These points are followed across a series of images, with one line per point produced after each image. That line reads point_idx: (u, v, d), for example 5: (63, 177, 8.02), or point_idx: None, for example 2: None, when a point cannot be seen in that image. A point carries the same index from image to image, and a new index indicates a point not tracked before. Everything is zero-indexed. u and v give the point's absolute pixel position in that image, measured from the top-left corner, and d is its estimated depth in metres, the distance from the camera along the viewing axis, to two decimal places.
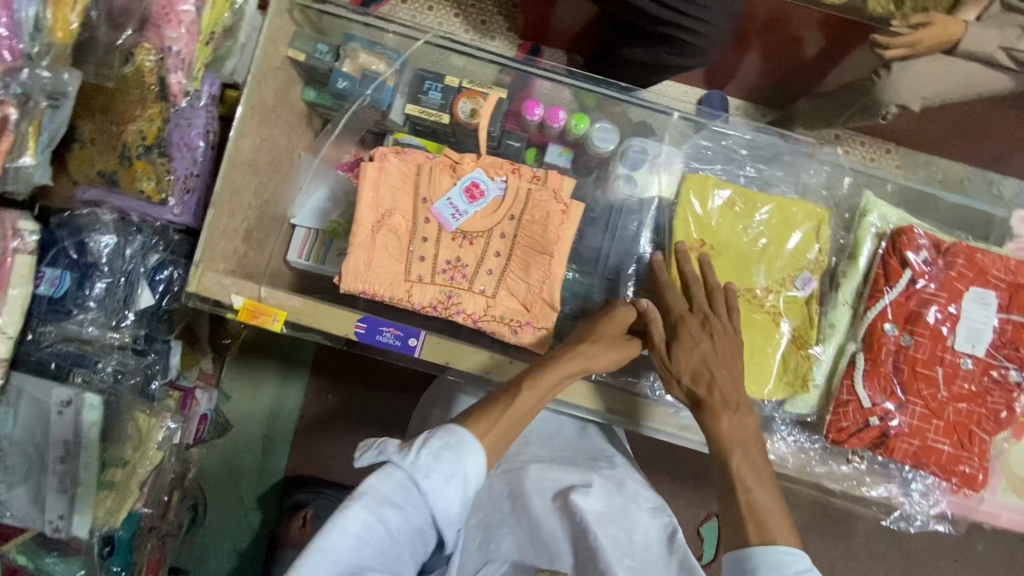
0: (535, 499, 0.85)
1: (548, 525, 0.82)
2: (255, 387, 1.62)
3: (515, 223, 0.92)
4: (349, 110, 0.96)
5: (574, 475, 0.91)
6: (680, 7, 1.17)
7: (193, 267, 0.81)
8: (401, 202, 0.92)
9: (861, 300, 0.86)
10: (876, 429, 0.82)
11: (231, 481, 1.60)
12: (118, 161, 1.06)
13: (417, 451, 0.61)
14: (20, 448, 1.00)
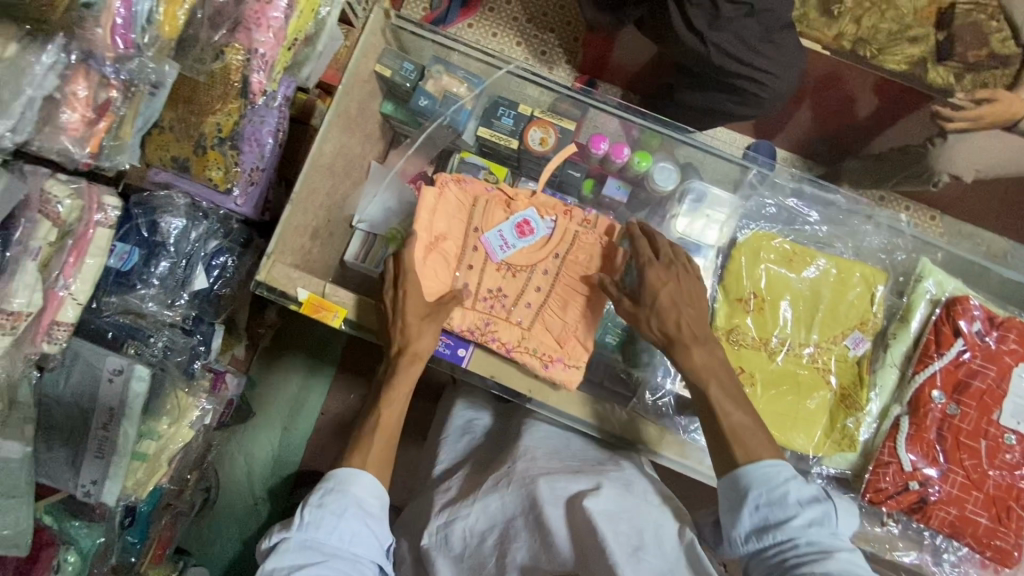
0: (546, 509, 0.82)
1: (560, 533, 0.79)
2: (281, 379, 1.65)
3: (559, 262, 0.95)
4: (427, 129, 1.01)
5: (582, 480, 0.86)
6: (750, 61, 1.21)
7: (265, 258, 0.85)
8: (454, 229, 0.96)
9: (910, 363, 0.86)
10: (916, 494, 0.82)
11: (246, 468, 1.62)
12: (192, 149, 1.12)
13: (300, 517, 0.73)
14: (66, 411, 1.03)
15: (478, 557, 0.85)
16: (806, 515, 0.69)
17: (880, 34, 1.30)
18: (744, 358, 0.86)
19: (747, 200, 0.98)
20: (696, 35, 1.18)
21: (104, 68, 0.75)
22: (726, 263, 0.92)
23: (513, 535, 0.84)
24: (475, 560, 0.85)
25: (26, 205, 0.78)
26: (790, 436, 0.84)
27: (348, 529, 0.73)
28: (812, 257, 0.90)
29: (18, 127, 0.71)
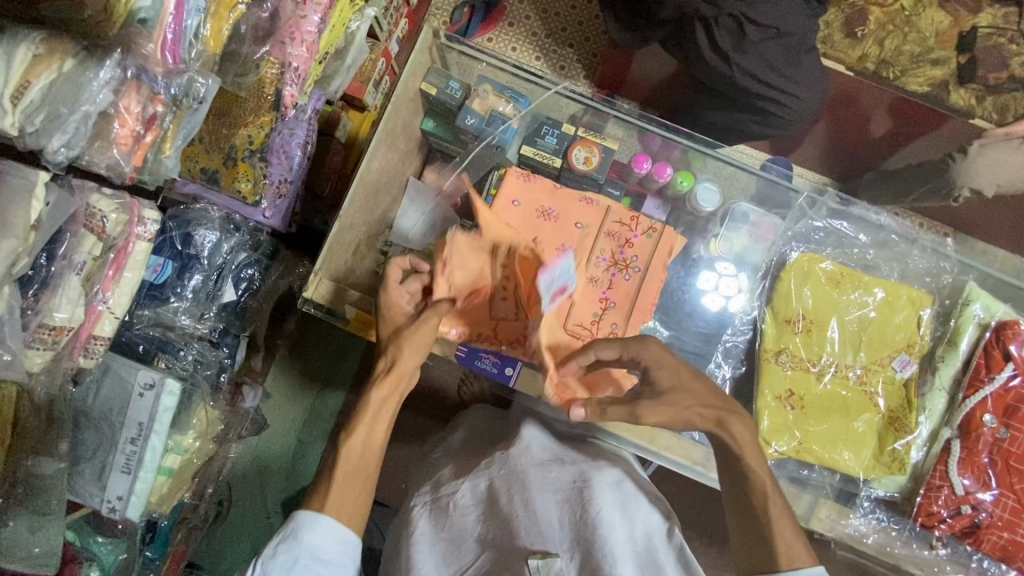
0: (537, 493, 0.78)
1: (550, 519, 0.76)
2: (296, 390, 1.59)
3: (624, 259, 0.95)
4: (476, 147, 1.02)
5: (574, 466, 0.82)
6: (776, 84, 1.22)
7: (313, 275, 0.89)
8: (520, 209, 0.96)
9: (960, 387, 0.87)
10: (967, 518, 0.83)
11: (259, 478, 1.56)
12: (222, 161, 1.10)
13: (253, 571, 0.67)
14: (94, 425, 1.01)
15: (459, 533, 0.79)
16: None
17: (903, 56, 1.37)
18: (793, 380, 0.88)
19: (793, 221, 0.97)
20: (722, 58, 1.19)
21: (154, 83, 0.74)
22: (773, 284, 0.93)
23: (496, 515, 0.78)
24: (453, 535, 0.79)
25: (73, 219, 0.78)
26: (834, 454, 0.86)
27: None
28: (860, 282, 0.90)
29: (72, 141, 0.71)
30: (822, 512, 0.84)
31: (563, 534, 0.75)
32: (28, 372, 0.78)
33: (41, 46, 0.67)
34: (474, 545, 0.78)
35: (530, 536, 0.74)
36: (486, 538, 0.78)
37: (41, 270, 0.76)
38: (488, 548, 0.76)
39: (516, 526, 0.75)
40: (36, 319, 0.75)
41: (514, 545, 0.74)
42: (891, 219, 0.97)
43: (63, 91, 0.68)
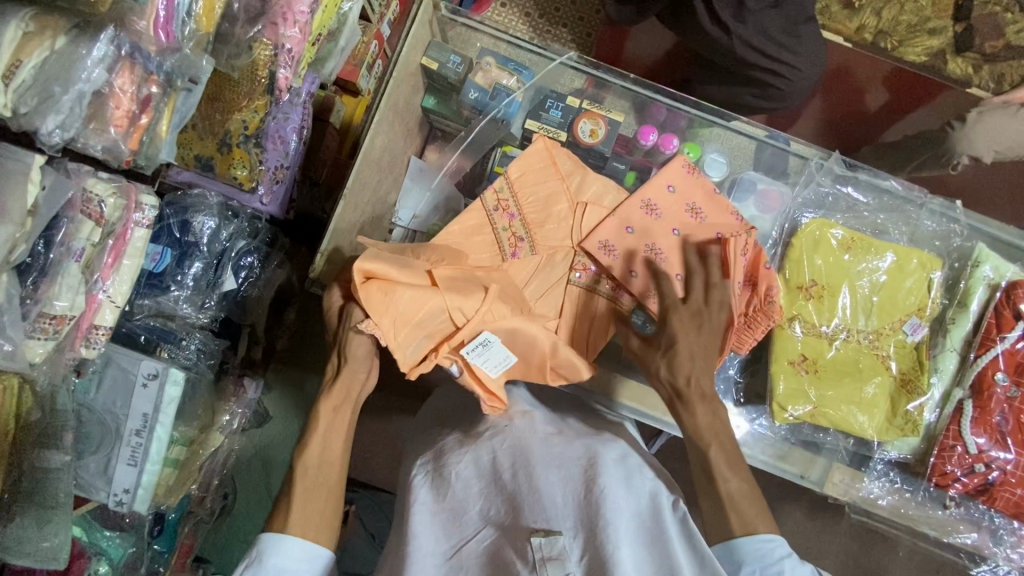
0: (541, 468, 0.74)
1: (553, 493, 0.71)
2: (299, 380, 1.56)
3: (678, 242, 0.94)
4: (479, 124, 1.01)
5: (581, 444, 0.79)
6: (777, 55, 1.21)
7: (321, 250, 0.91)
8: (571, 185, 0.97)
9: (971, 347, 0.88)
10: (981, 476, 0.85)
11: (263, 471, 1.53)
12: (216, 148, 1.06)
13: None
14: (99, 418, 1.00)
15: (460, 507, 0.75)
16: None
17: (900, 26, 1.37)
18: (806, 346, 0.88)
19: (804, 188, 0.97)
20: (723, 29, 1.17)
21: (149, 61, 0.72)
22: (785, 251, 0.93)
23: (500, 491, 0.75)
24: (454, 507, 0.76)
25: (71, 205, 0.76)
26: (849, 418, 0.86)
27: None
28: (872, 247, 0.91)
29: (66, 123, 0.69)
30: (836, 477, 0.87)
31: (567, 511, 0.70)
32: (30, 363, 0.76)
33: (31, 24, 0.65)
34: (475, 520, 0.74)
35: (534, 512, 0.69)
36: (488, 513, 0.74)
37: (39, 257, 0.74)
38: (490, 523, 0.72)
39: (518, 502, 0.71)
40: (36, 308, 0.74)
41: (516, 521, 0.70)
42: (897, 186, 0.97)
43: (55, 70, 0.66)
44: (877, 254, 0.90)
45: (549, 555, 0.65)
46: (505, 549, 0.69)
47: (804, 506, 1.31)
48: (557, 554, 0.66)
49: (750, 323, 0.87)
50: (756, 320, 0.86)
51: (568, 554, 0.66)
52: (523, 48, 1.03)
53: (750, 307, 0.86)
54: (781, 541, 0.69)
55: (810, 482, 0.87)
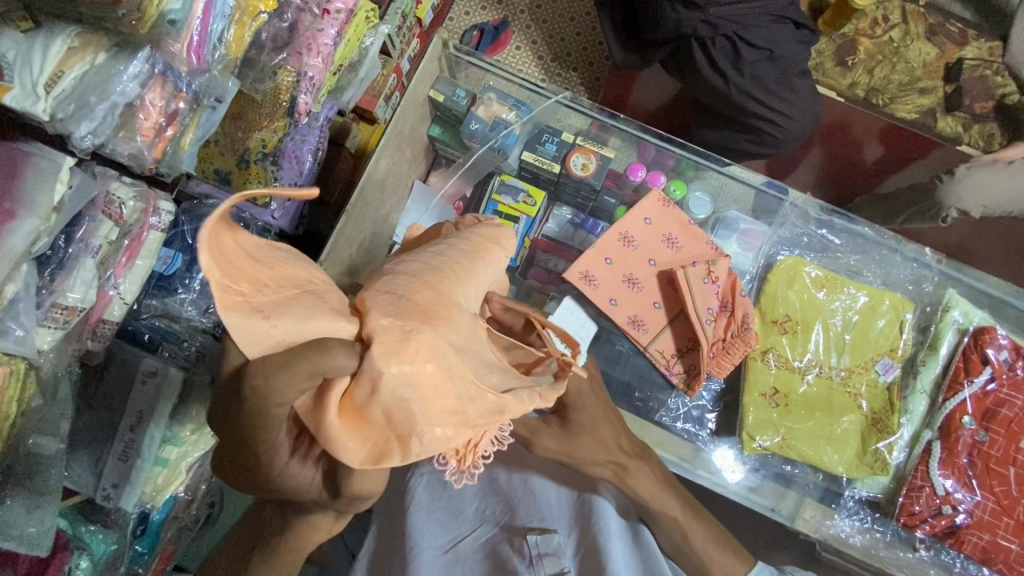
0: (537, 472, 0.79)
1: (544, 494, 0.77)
2: None
3: (653, 267, 0.97)
4: (476, 153, 1.09)
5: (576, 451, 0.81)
6: (768, 102, 1.27)
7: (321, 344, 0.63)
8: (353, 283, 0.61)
9: (940, 390, 0.89)
10: (948, 519, 0.84)
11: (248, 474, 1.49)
12: (235, 163, 1.13)
13: None
14: (98, 413, 1.05)
15: (456, 505, 0.79)
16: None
17: (891, 84, 1.43)
18: (778, 379, 0.90)
19: (781, 227, 1.01)
20: (722, 76, 1.25)
21: (179, 80, 0.80)
22: (761, 286, 0.96)
23: (495, 492, 0.79)
24: (451, 506, 0.78)
25: (92, 205, 0.83)
26: (819, 453, 0.87)
27: None
28: (848, 284, 0.94)
29: (98, 129, 0.75)
30: (807, 513, 0.88)
31: (561, 512, 0.76)
32: (39, 349, 0.80)
33: (76, 40, 0.72)
34: (472, 518, 0.78)
35: (528, 514, 0.75)
36: (484, 512, 0.78)
37: (59, 251, 0.80)
38: (487, 521, 0.77)
39: (514, 503, 0.77)
40: (49, 298, 0.79)
41: (512, 519, 0.76)
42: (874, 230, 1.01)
43: (94, 82, 0.73)
44: (857, 291, 0.93)
45: (544, 551, 0.71)
46: (504, 546, 0.73)
47: None
48: (552, 550, 0.71)
49: (728, 348, 0.91)
50: (734, 344, 0.91)
51: (563, 551, 0.72)
52: (525, 87, 1.09)
53: (728, 334, 0.91)
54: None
55: (780, 516, 0.88)
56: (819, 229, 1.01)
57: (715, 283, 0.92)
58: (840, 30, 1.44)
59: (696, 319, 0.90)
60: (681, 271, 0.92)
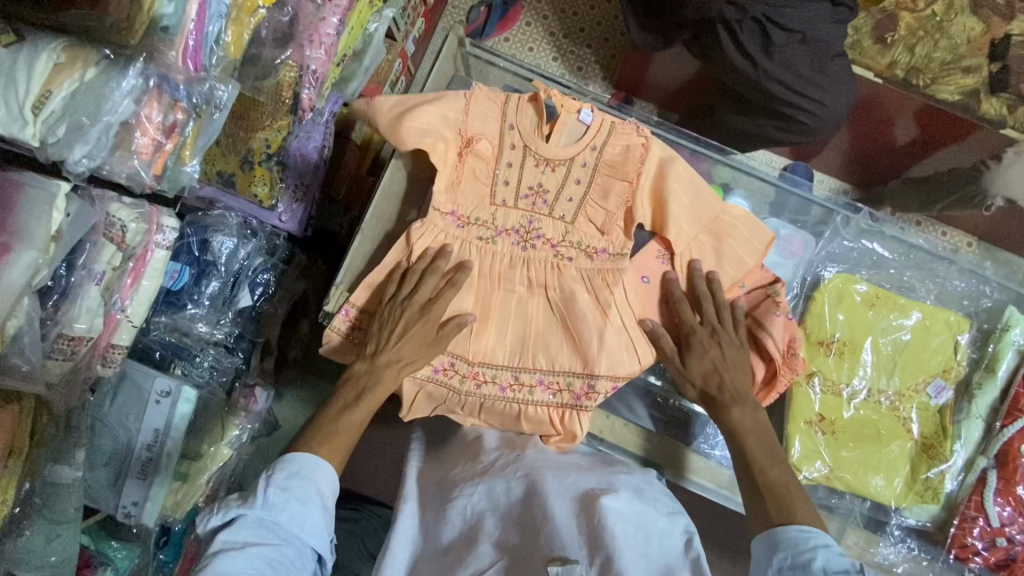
0: (555, 499, 0.75)
1: (563, 519, 0.72)
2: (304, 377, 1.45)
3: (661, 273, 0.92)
4: None
5: (593, 475, 0.81)
6: (802, 90, 1.19)
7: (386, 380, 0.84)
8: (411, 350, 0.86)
9: (998, 416, 0.90)
10: (1003, 551, 0.88)
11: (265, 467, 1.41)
12: (238, 164, 1.07)
13: (265, 489, 0.69)
14: (110, 434, 1.01)
15: (475, 537, 0.75)
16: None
17: (933, 63, 1.33)
18: (824, 406, 0.90)
19: (828, 241, 0.98)
20: (751, 61, 1.17)
21: (176, 91, 0.73)
22: (806, 304, 0.94)
23: (514, 521, 0.75)
24: (471, 538, 0.75)
25: (94, 230, 0.77)
26: (869, 479, 0.88)
27: (309, 516, 0.70)
28: (898, 306, 0.92)
29: (93, 152, 0.69)
30: (851, 539, 0.89)
31: (580, 540, 0.70)
32: (48, 383, 0.77)
33: (62, 55, 0.66)
34: (487, 552, 0.73)
35: (550, 543, 0.70)
36: (504, 543, 0.73)
37: (60, 280, 0.74)
38: (506, 553, 0.72)
39: (533, 530, 0.72)
40: (56, 329, 0.75)
41: (530, 551, 0.71)
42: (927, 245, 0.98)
43: (86, 102, 0.67)
44: (909, 312, 0.92)
45: None
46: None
47: None
48: None
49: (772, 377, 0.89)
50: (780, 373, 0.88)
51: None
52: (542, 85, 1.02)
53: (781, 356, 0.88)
54: (823, 535, 0.69)
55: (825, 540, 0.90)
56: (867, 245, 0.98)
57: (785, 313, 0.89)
58: (881, 4, 1.36)
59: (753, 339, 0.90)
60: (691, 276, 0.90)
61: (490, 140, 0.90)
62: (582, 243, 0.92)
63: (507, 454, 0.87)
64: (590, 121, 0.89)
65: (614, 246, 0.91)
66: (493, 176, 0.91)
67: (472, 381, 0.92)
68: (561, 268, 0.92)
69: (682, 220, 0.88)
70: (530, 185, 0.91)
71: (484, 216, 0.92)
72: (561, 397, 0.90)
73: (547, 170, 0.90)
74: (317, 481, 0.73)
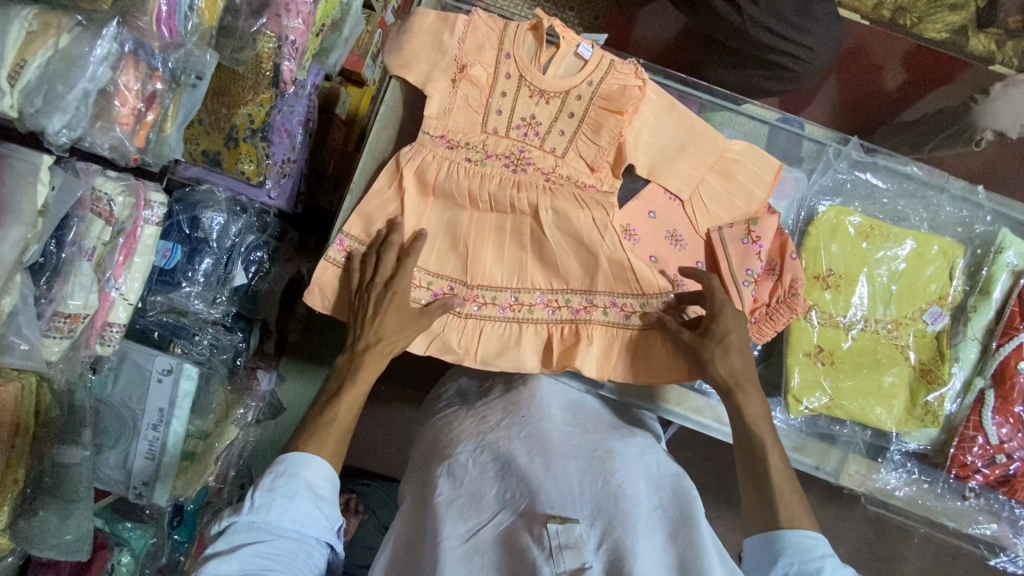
0: (561, 459, 0.73)
1: (571, 480, 0.70)
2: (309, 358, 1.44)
3: (654, 218, 0.92)
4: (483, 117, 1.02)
5: (598, 437, 0.78)
6: (788, 34, 1.16)
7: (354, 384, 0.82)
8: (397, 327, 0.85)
9: (993, 336, 0.91)
10: (1001, 467, 0.90)
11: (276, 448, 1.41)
12: (223, 142, 1.05)
13: (253, 495, 0.69)
14: (115, 414, 1.01)
15: (478, 491, 0.73)
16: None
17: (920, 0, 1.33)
18: (822, 338, 0.92)
19: (821, 174, 0.98)
20: (735, 7, 1.14)
21: (153, 58, 0.72)
22: (802, 240, 0.95)
23: (516, 475, 0.73)
24: (473, 492, 0.73)
25: (80, 205, 0.77)
26: (869, 409, 0.90)
27: (298, 509, 0.69)
28: (893, 235, 0.93)
29: (73, 122, 0.68)
30: (851, 468, 0.93)
31: (583, 499, 0.68)
32: (47, 361, 0.77)
33: (34, 23, 0.65)
34: (492, 504, 0.71)
35: (550, 499, 0.67)
36: (506, 495, 0.71)
37: (51, 257, 0.74)
38: (508, 506, 0.70)
39: (534, 485, 0.69)
40: (50, 308, 0.75)
41: (532, 506, 0.68)
42: (920, 175, 0.98)
43: (60, 69, 0.65)
44: (903, 240, 0.93)
45: (565, 542, 0.62)
46: (522, 533, 0.66)
47: (816, 495, 1.42)
48: (575, 541, 0.63)
49: (773, 314, 0.88)
50: (778, 310, 0.88)
51: (586, 542, 0.64)
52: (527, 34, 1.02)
53: (774, 298, 0.89)
54: (822, 540, 0.70)
55: (826, 473, 0.93)
56: (863, 177, 0.98)
57: (757, 243, 0.89)
58: None
59: (735, 285, 0.88)
60: (717, 231, 0.90)
61: (485, 67, 0.90)
62: (570, 178, 0.90)
63: (511, 414, 0.84)
64: (589, 55, 0.89)
65: (602, 185, 0.91)
66: (485, 105, 0.91)
67: (472, 303, 0.92)
68: (553, 190, 0.89)
69: (675, 164, 0.91)
70: (522, 117, 0.91)
71: (475, 140, 0.91)
72: (560, 314, 0.91)
73: (541, 101, 0.90)
74: (307, 477, 0.72)
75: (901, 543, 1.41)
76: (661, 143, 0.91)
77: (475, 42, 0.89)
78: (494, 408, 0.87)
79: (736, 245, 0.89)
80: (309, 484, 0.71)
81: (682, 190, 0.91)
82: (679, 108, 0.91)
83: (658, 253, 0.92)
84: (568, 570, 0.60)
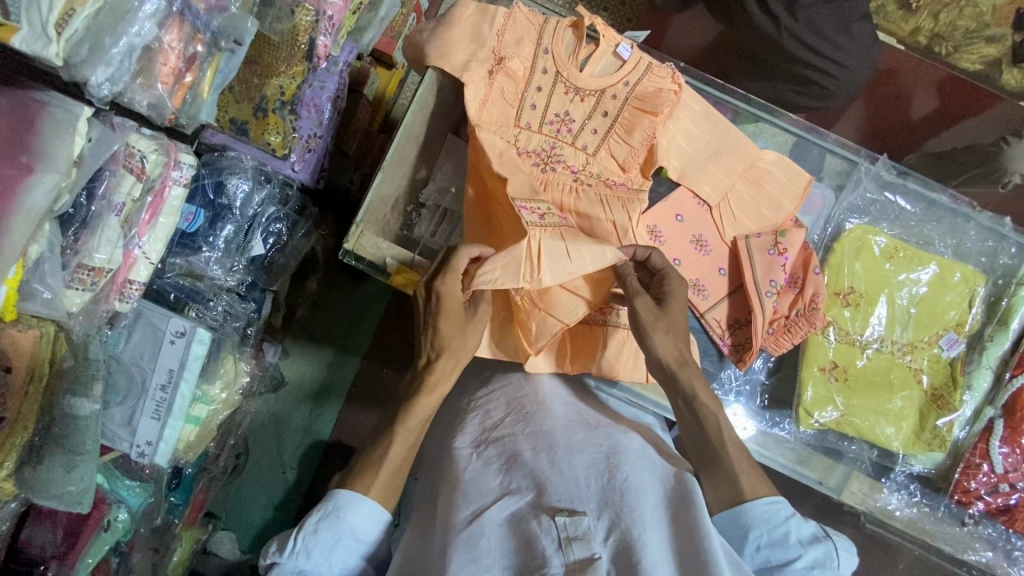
0: (564, 455, 0.72)
1: (573, 474, 0.70)
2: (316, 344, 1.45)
3: (682, 223, 0.92)
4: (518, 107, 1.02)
5: (602, 435, 0.77)
6: (825, 52, 1.16)
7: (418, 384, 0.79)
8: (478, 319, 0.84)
9: (1007, 366, 0.92)
10: (1004, 496, 0.91)
11: (276, 428, 1.42)
12: (251, 112, 1.03)
13: (297, 537, 0.66)
14: (126, 370, 1.01)
15: (483, 480, 0.72)
16: (808, 555, 0.66)
17: (957, 31, 1.36)
18: (837, 354, 0.93)
19: (850, 192, 0.98)
20: (773, 20, 1.15)
21: (198, 20, 0.73)
22: (827, 255, 0.95)
23: (519, 466, 0.72)
24: (475, 479, 0.72)
25: (113, 159, 0.77)
26: (878, 429, 0.91)
27: (341, 558, 0.66)
28: (917, 257, 0.94)
29: (115, 76, 0.68)
30: (855, 486, 0.94)
31: (588, 494, 0.68)
32: (67, 311, 0.78)
33: None
34: (495, 488, 0.71)
35: (556, 491, 0.67)
36: (509, 484, 0.71)
37: (81, 209, 0.76)
38: (511, 492, 0.69)
39: (540, 479, 0.69)
40: (75, 259, 0.76)
41: (537, 498, 0.67)
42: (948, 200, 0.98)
43: (108, 21, 0.64)
44: (927, 262, 0.94)
45: (573, 534, 0.63)
46: (528, 522, 0.65)
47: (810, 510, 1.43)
48: (582, 534, 0.63)
49: (791, 327, 0.90)
50: (797, 323, 0.89)
51: (594, 535, 0.63)
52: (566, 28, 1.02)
53: (793, 311, 0.90)
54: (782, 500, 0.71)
55: (828, 488, 0.94)
56: (892, 200, 0.98)
57: (783, 254, 0.89)
58: None
59: (759, 294, 0.88)
60: (744, 240, 0.91)
61: (523, 60, 0.90)
62: (602, 175, 0.93)
63: (515, 410, 0.83)
64: (627, 56, 0.89)
65: (631, 182, 0.92)
66: (521, 98, 0.91)
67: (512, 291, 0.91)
68: (578, 191, 0.91)
69: (707, 169, 0.92)
70: (556, 113, 0.92)
71: (508, 134, 0.92)
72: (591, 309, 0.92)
73: (576, 98, 0.91)
74: (350, 522, 0.67)
75: (890, 567, 1.42)
76: (693, 148, 0.92)
77: (515, 32, 0.89)
78: (496, 403, 0.86)
79: (763, 258, 0.89)
80: (357, 528, 0.67)
81: (711, 195, 0.92)
82: (714, 114, 0.92)
83: (682, 257, 0.92)
84: (575, 561, 0.60)
